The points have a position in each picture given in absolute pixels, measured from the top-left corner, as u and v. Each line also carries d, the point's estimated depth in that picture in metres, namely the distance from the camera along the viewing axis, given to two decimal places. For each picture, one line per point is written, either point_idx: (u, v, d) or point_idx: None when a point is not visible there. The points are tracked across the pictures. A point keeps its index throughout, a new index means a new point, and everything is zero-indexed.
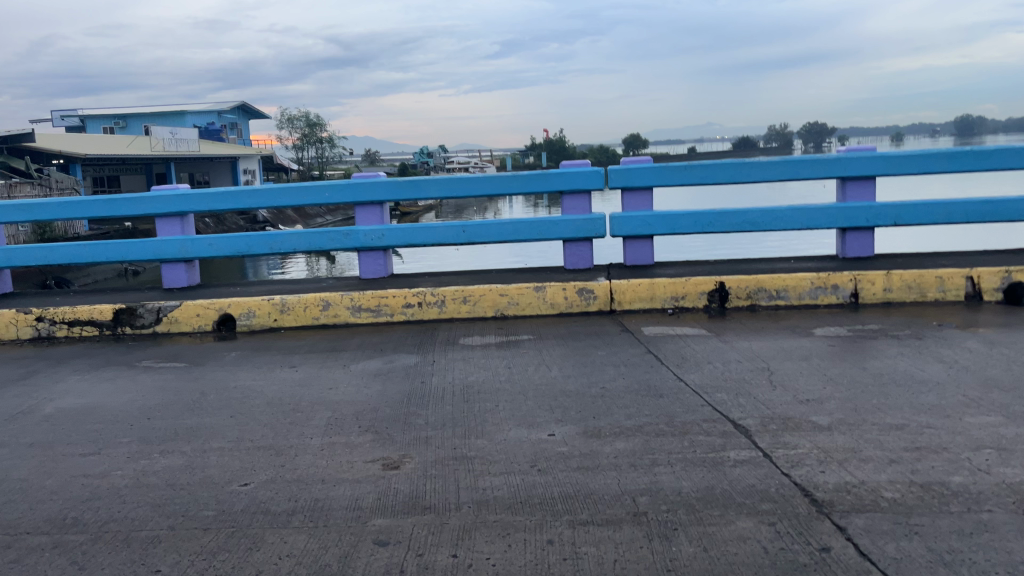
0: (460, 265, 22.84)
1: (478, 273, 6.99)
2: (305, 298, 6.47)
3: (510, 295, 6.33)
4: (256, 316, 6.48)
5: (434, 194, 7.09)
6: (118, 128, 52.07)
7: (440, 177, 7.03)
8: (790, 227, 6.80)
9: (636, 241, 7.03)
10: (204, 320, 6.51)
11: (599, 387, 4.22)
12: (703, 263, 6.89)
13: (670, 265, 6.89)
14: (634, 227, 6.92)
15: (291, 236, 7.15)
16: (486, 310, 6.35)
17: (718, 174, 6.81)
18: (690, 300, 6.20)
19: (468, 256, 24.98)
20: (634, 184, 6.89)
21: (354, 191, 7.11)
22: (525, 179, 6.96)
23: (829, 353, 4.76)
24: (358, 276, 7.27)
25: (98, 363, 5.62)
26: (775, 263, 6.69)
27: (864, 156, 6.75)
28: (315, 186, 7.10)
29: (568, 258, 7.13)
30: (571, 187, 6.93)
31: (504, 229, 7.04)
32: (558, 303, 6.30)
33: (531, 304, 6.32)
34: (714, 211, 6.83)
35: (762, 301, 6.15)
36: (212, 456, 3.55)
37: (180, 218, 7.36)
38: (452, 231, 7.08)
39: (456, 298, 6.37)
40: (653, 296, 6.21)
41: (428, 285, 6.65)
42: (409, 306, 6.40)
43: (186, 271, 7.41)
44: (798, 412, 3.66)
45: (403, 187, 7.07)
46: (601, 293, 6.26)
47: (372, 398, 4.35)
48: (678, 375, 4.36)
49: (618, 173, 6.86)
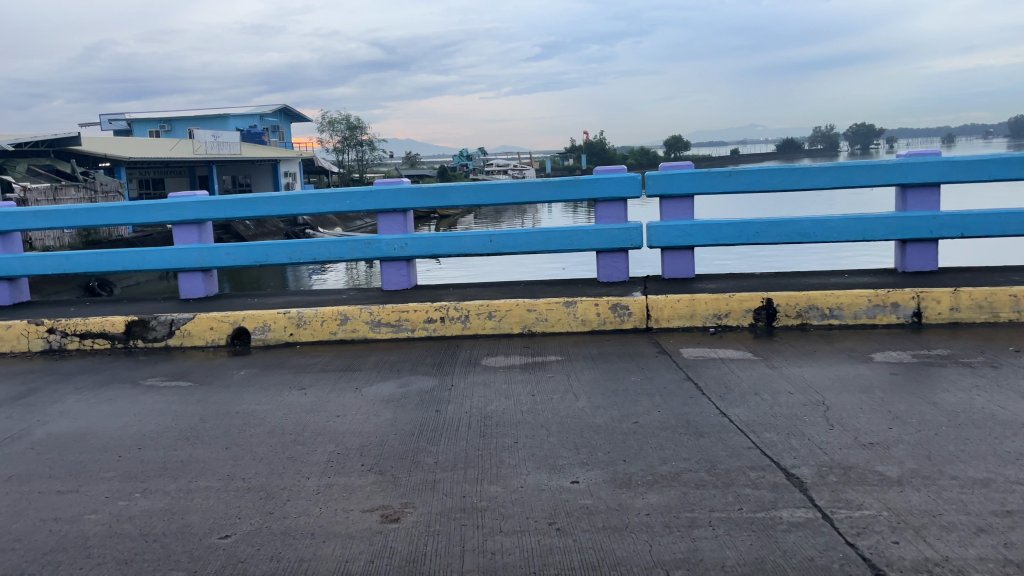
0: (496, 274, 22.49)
1: (506, 286, 6.58)
2: (322, 311, 6.15)
3: (539, 311, 5.92)
4: (272, 330, 6.17)
5: (459, 201, 6.71)
6: (163, 131, 52.91)
7: (466, 183, 6.65)
8: (845, 238, 6.25)
9: (675, 252, 6.55)
10: (218, 333, 6.21)
11: (632, 422, 3.77)
12: (749, 276, 6.38)
13: (712, 279, 6.40)
14: (673, 237, 6.44)
15: (310, 245, 6.83)
16: (513, 326, 5.94)
17: (766, 180, 6.29)
18: (734, 317, 5.71)
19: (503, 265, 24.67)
20: (672, 191, 6.41)
21: (376, 199, 6.76)
22: (555, 185, 6.54)
23: (892, 382, 4.24)
24: (381, 287, 6.91)
25: (103, 380, 5.33)
26: (828, 277, 6.16)
27: (927, 161, 6.19)
28: (336, 193, 6.79)
29: (602, 270, 6.68)
30: (606, 194, 6.49)
31: (533, 238, 6.62)
32: (590, 320, 5.86)
33: (561, 320, 5.89)
34: (760, 221, 6.32)
35: (813, 320, 5.62)
36: (197, 499, 3.19)
37: (198, 225, 7.11)
38: (479, 240, 6.68)
39: (480, 313, 5.97)
40: (693, 313, 5.74)
41: (452, 299, 6.26)
42: (431, 321, 6.02)
43: (203, 281, 7.14)
44: (861, 460, 3.17)
45: (426, 194, 6.70)
46: (637, 309, 5.80)
47: (379, 429, 3.96)
48: (721, 409, 3.88)
49: (656, 179, 6.39)
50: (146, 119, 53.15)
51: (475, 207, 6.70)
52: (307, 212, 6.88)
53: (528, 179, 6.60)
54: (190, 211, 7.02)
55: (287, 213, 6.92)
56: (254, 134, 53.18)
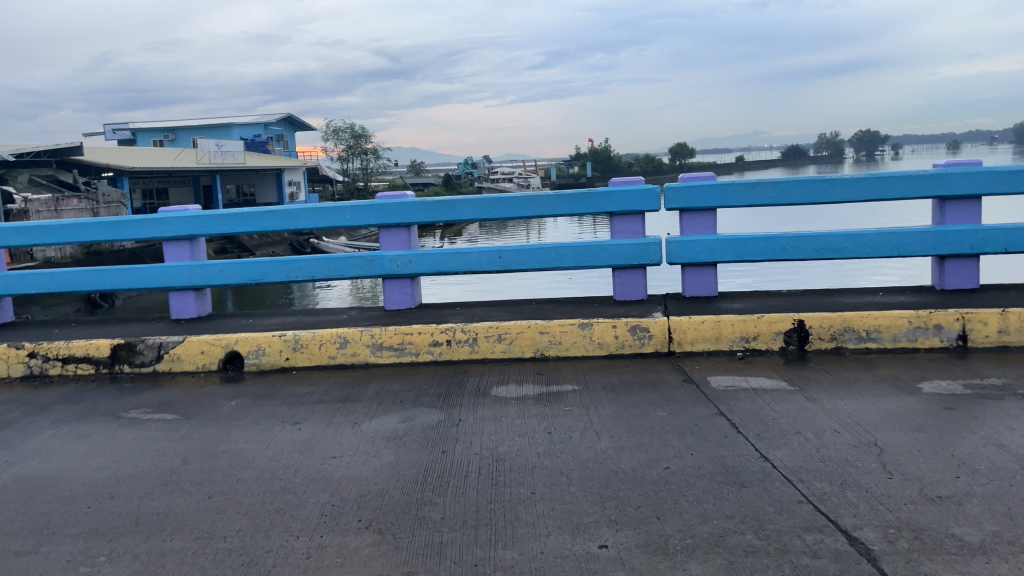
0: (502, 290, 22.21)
1: (516, 306, 6.18)
2: (320, 334, 5.75)
3: (552, 333, 5.51)
4: (266, 354, 5.78)
5: (466, 216, 6.32)
6: (168, 141, 52.75)
7: (473, 196, 6.26)
8: (879, 254, 5.84)
9: (697, 269, 6.14)
10: (209, 358, 5.83)
11: (662, 468, 3.35)
12: (776, 295, 5.96)
13: (736, 298, 5.98)
14: (694, 253, 6.03)
15: (308, 262, 6.45)
16: (524, 350, 5.54)
17: (794, 193, 5.88)
18: (763, 340, 5.29)
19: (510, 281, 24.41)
20: (694, 204, 6.00)
21: (378, 213, 6.36)
22: (568, 198, 6.15)
23: (949, 418, 3.82)
24: (383, 306, 6.51)
25: (83, 411, 4.95)
26: (862, 296, 5.74)
27: (967, 171, 5.78)
28: (336, 207, 6.40)
29: (618, 288, 6.27)
30: (623, 207, 6.08)
31: (545, 255, 6.22)
32: (608, 343, 5.45)
33: (575, 343, 5.48)
34: (788, 236, 5.92)
35: (849, 343, 5.20)
36: (169, 564, 2.79)
37: (190, 241, 6.72)
38: (487, 256, 6.28)
39: (489, 335, 5.57)
40: (719, 336, 5.33)
41: (459, 320, 5.85)
42: (436, 344, 5.62)
43: (195, 301, 6.75)
44: (932, 520, 2.76)
45: (431, 209, 6.31)
46: (658, 331, 5.39)
47: (379, 473, 3.56)
48: (761, 452, 3.47)
49: (676, 191, 5.99)
50: (150, 130, 52.99)
51: (483, 221, 6.30)
52: (304, 227, 6.49)
53: (540, 192, 6.20)
54: (182, 226, 6.63)
55: (284, 228, 6.54)
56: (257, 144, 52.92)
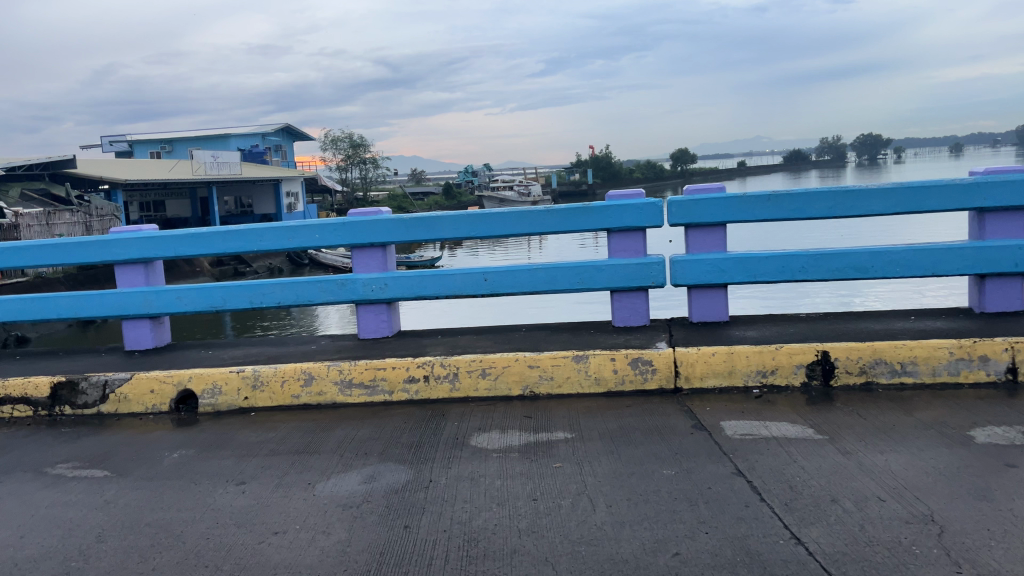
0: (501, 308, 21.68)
1: (504, 334, 5.55)
2: (283, 369, 5.13)
3: (543, 367, 4.87)
4: (222, 393, 5.16)
5: (447, 234, 5.70)
6: (165, 152, 52.29)
7: (455, 213, 5.65)
8: (911, 273, 5.21)
9: (706, 291, 5.50)
10: (159, 398, 5.20)
11: (671, 554, 2.72)
12: (794, 321, 5.33)
13: (750, 324, 5.35)
14: (702, 274, 5.40)
15: (273, 286, 5.83)
16: (511, 387, 4.89)
17: (812, 207, 5.27)
18: (782, 375, 4.66)
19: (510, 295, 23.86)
20: (701, 219, 5.37)
21: (349, 232, 5.74)
22: (561, 213, 5.52)
23: (1015, 479, 3.18)
24: (358, 334, 5.88)
25: (5, 465, 4.32)
26: (892, 321, 5.10)
27: (1009, 180, 5.15)
28: (303, 226, 5.79)
29: (618, 313, 5.63)
30: (622, 223, 5.46)
31: (535, 277, 5.60)
32: (606, 379, 4.81)
33: (569, 379, 4.84)
34: (807, 253, 5.29)
35: (881, 377, 4.56)
36: None
37: (144, 264, 6.09)
38: (471, 279, 5.65)
39: (472, 370, 4.94)
40: (732, 370, 4.69)
41: (439, 352, 5.22)
42: (413, 381, 4.98)
43: (151, 330, 6.12)
44: None
45: (408, 227, 5.69)
46: (663, 365, 4.75)
47: (327, 558, 2.92)
48: (791, 532, 2.84)
49: (681, 205, 5.37)
50: (148, 142, 52.40)
51: (466, 240, 5.68)
52: (269, 248, 5.87)
53: (528, 207, 5.58)
54: (135, 248, 6.01)
55: (247, 250, 5.92)
56: (254, 154, 52.30)
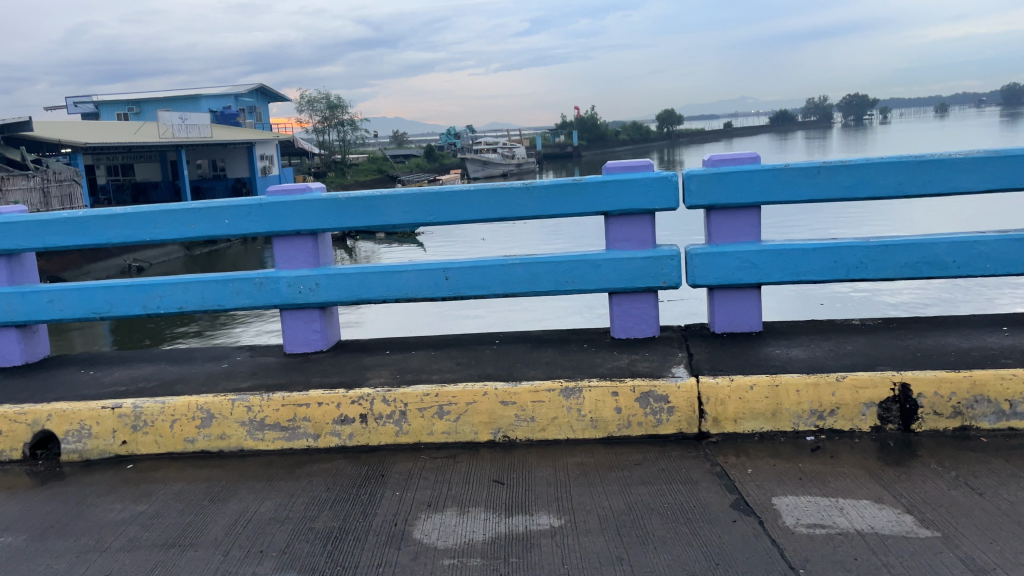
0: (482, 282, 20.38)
1: (470, 350, 4.27)
2: (172, 406, 3.84)
3: (519, 405, 3.61)
4: (92, 436, 3.85)
5: (396, 219, 4.40)
6: (132, 114, 50.07)
7: (405, 191, 4.34)
8: (1004, 270, 3.98)
9: (733, 293, 4.23)
10: (7, 443, 3.90)
11: None
12: (849, 333, 4.08)
13: (790, 338, 4.10)
14: (729, 271, 4.13)
15: (174, 286, 4.52)
16: (477, 431, 3.63)
17: (876, 183, 4.00)
18: (844, 417, 3.42)
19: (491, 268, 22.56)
20: (728, 199, 4.08)
21: (269, 216, 4.41)
22: (543, 192, 4.24)
23: None
24: (286, 349, 4.58)
25: None
26: (980, 335, 3.88)
27: None
28: (209, 208, 4.46)
29: (618, 322, 4.35)
30: (623, 204, 4.17)
31: (511, 274, 4.33)
32: (605, 420, 3.55)
33: (555, 420, 3.58)
34: (867, 244, 4.04)
35: (983, 422, 3.33)
36: None
37: (7, 258, 4.72)
38: (428, 277, 4.37)
39: (425, 408, 3.67)
40: (776, 411, 3.46)
41: (382, 378, 3.94)
42: (346, 422, 3.71)
43: (19, 342, 4.78)
44: None
45: (344, 209, 4.39)
46: (682, 402, 3.51)
47: None
48: None
49: (701, 180, 4.08)
50: (114, 103, 50.02)
51: (421, 226, 4.38)
52: (166, 237, 4.53)
53: (501, 183, 4.28)
54: None
55: (138, 240, 4.58)
56: (226, 115, 50.05)
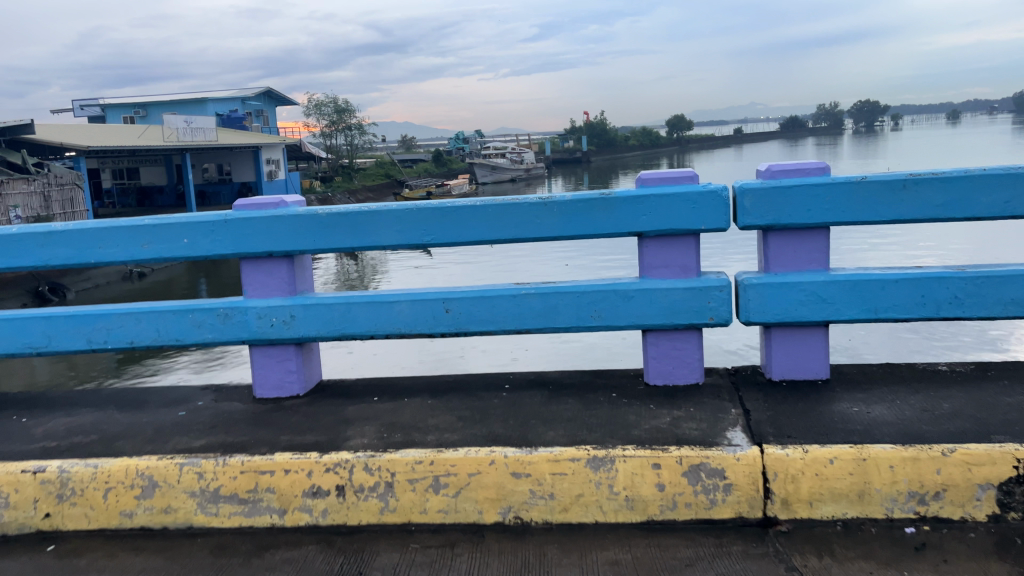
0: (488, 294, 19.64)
1: (475, 399, 3.54)
2: (107, 471, 3.11)
3: (535, 478, 2.86)
4: (8, 508, 3.12)
5: (386, 238, 3.66)
6: (138, 117, 49.56)
7: (398, 205, 3.62)
8: None
9: (795, 333, 3.48)
10: None
11: None
12: (939, 384, 3.33)
13: (867, 389, 3.34)
14: (792, 306, 3.38)
15: (123, 318, 3.80)
16: (482, 510, 2.89)
17: (976, 201, 3.28)
18: (952, 500, 2.67)
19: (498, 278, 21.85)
20: (792, 219, 3.34)
21: (236, 234, 3.69)
22: (565, 207, 3.51)
23: None
24: (256, 393, 3.85)
25: None
26: None
27: None
28: (164, 223, 3.73)
29: (654, 366, 3.59)
30: (661, 223, 3.43)
31: (524, 306, 3.59)
32: (644, 500, 2.81)
33: (581, 499, 2.84)
34: (964, 275, 3.30)
35: None
36: None
37: None
38: (425, 309, 3.65)
39: (417, 480, 2.94)
40: (864, 492, 2.71)
41: (367, 436, 3.21)
42: (319, 496, 2.98)
43: None
44: None
45: (324, 227, 3.66)
46: (742, 479, 2.77)
47: None
48: None
49: (758, 195, 3.34)
50: (121, 106, 49.54)
51: (416, 248, 3.65)
52: (114, 258, 3.81)
53: (513, 197, 3.56)
54: None
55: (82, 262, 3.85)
56: (233, 119, 49.44)
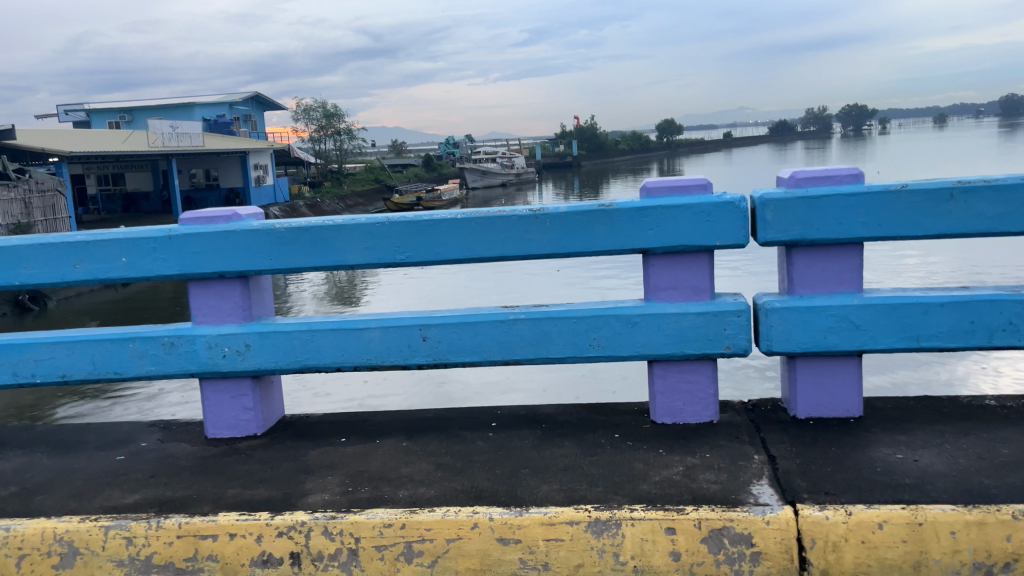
0: (479, 301, 19.20)
1: (457, 441, 3.07)
2: (21, 534, 2.63)
3: (526, 545, 2.40)
4: None
5: (353, 256, 3.19)
6: (124, 122, 48.92)
7: (367, 219, 3.16)
8: None
9: (823, 363, 3.03)
10: None
11: None
12: (991, 424, 2.88)
13: (908, 429, 2.89)
14: (821, 334, 2.94)
15: (55, 348, 3.33)
16: None
17: None
18: None
19: (490, 285, 21.39)
20: (820, 234, 2.90)
21: (182, 252, 3.24)
22: (558, 221, 3.06)
23: None
24: (207, 433, 3.37)
25: None
26: None
27: None
28: (101, 240, 3.28)
29: (661, 402, 3.13)
30: (670, 239, 2.99)
31: (512, 334, 3.13)
32: (656, 572, 2.34)
33: (581, 570, 2.37)
34: (1019, 298, 2.87)
35: None
36: None
37: None
38: (399, 337, 3.19)
39: (385, 547, 2.46)
40: (920, 563, 2.26)
41: (329, 490, 2.74)
42: (269, 565, 2.50)
43: None
44: None
45: (283, 244, 3.20)
46: (774, 546, 2.31)
47: None
48: None
49: (782, 206, 2.91)
50: (106, 111, 48.90)
51: (388, 267, 3.19)
52: (44, 280, 3.34)
53: (499, 209, 3.11)
54: None
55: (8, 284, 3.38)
56: (221, 124, 48.88)
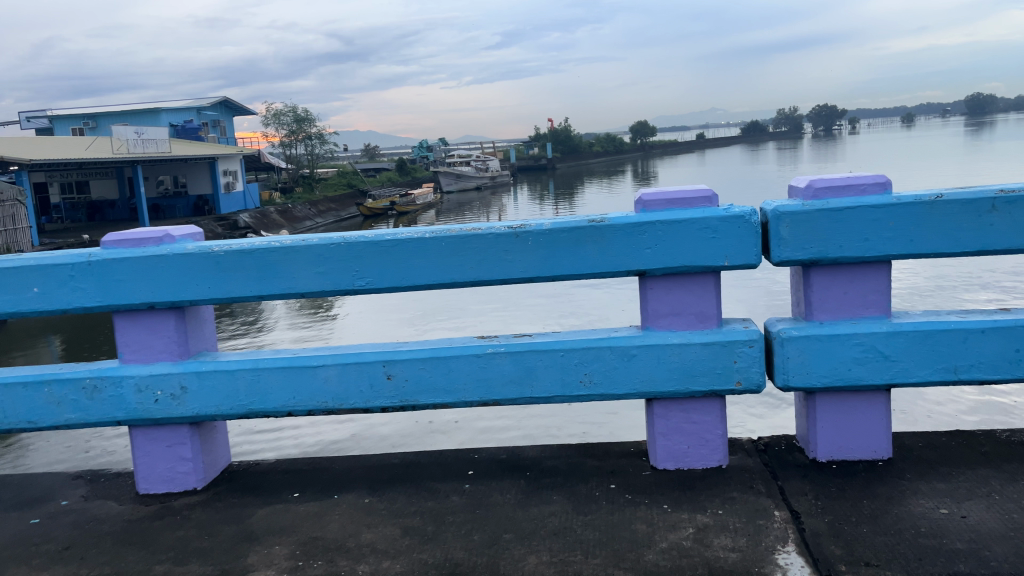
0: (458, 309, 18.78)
1: (427, 497, 2.64)
2: None
3: None
4: None
5: (304, 284, 2.76)
6: (89, 129, 47.86)
7: (319, 240, 2.73)
8: None
9: (846, 399, 2.64)
10: None
11: None
12: None
13: (946, 475, 2.51)
14: (845, 367, 2.56)
15: None
16: None
17: None
18: None
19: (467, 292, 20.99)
20: (843, 253, 2.52)
21: (104, 281, 2.78)
22: (542, 239, 2.65)
23: None
24: (138, 488, 2.91)
25: None
26: None
27: None
28: (10, 268, 2.82)
29: (661, 446, 2.72)
30: (671, 259, 2.59)
31: (490, 370, 2.72)
32: None
33: None
34: None
35: None
36: None
37: None
38: (358, 376, 2.76)
39: None
40: None
41: (274, 565, 2.30)
42: None
43: None
44: None
45: (222, 270, 2.75)
46: None
47: None
48: None
49: (800, 221, 2.52)
50: (71, 118, 47.80)
51: (345, 295, 2.76)
52: None
53: (474, 227, 2.69)
54: None
55: None
56: (189, 130, 47.98)
